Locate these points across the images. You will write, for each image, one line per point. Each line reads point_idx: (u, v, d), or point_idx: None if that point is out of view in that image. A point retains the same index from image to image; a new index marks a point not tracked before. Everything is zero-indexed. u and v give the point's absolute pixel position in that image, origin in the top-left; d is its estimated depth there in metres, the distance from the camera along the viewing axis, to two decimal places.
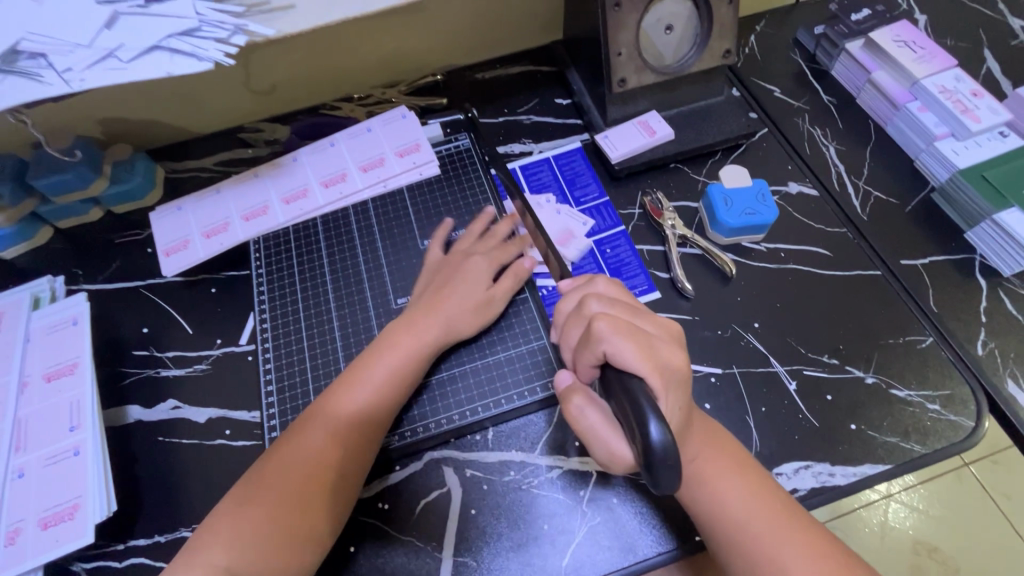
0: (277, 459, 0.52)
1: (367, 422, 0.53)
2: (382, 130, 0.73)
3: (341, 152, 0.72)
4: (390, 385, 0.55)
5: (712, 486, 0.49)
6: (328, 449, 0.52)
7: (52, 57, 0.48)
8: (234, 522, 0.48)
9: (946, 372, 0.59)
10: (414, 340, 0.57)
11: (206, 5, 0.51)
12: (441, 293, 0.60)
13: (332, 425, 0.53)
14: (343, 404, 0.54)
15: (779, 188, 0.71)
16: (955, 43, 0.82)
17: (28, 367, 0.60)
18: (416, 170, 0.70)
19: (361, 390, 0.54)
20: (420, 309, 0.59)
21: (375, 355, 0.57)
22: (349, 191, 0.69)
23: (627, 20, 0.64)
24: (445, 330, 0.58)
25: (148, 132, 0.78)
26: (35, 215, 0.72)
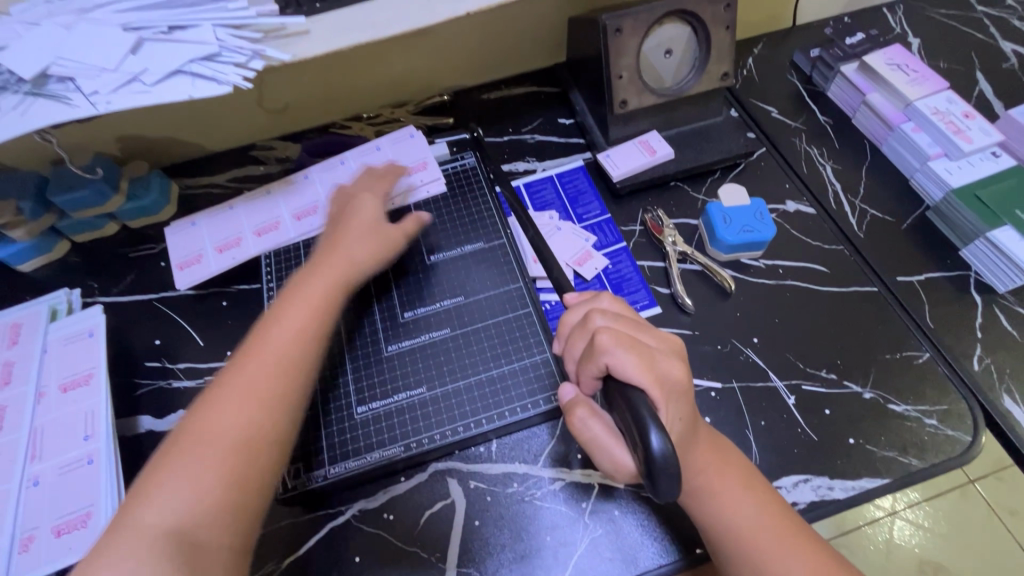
0: (207, 411, 0.48)
1: (295, 358, 0.52)
2: (391, 149, 0.75)
3: (351, 170, 0.74)
4: (312, 319, 0.54)
5: (716, 499, 0.49)
6: (258, 388, 0.49)
7: (81, 80, 0.51)
8: (174, 482, 0.44)
9: (944, 387, 0.60)
10: (321, 271, 0.58)
11: (227, 32, 0.54)
12: (350, 238, 0.61)
13: (258, 366, 0.50)
14: (267, 345, 0.52)
15: (777, 206, 0.73)
16: (948, 66, 0.85)
17: (44, 377, 0.61)
18: (423, 187, 0.72)
19: (282, 327, 0.53)
20: (329, 252, 0.60)
21: (290, 296, 0.56)
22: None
23: (627, 45, 0.67)
24: (352, 263, 0.59)
25: (164, 150, 0.81)
26: (54, 230, 0.74)
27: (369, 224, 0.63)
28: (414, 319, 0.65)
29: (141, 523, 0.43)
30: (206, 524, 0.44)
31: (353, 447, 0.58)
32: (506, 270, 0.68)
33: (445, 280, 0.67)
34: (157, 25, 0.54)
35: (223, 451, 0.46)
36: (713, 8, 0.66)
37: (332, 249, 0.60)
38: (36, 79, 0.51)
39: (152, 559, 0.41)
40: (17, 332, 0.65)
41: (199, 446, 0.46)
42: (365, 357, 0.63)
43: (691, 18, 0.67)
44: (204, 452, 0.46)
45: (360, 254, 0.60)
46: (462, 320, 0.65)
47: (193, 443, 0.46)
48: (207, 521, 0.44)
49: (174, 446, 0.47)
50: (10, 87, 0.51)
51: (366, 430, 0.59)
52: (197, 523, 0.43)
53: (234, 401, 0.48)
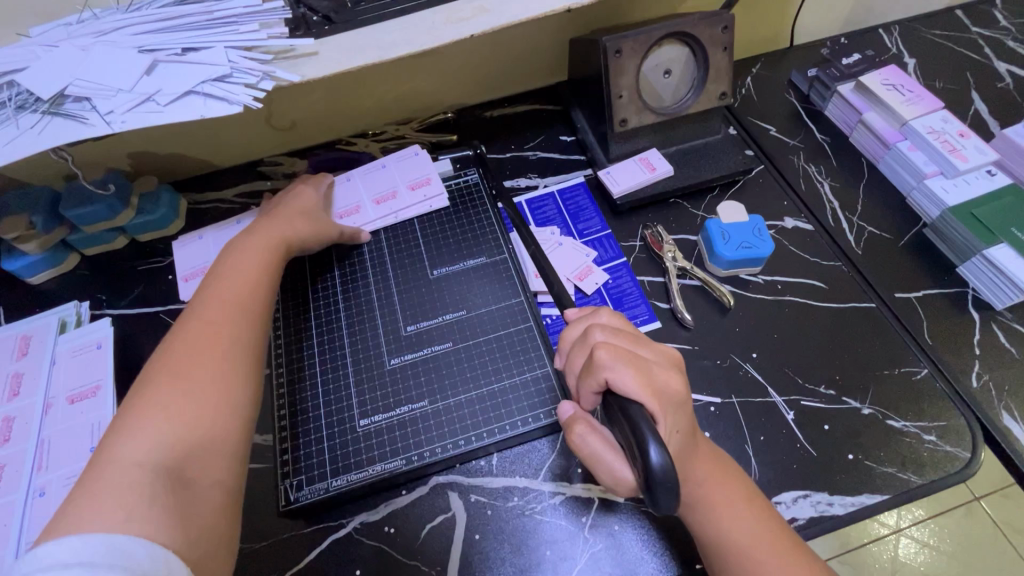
0: (169, 359, 0.48)
1: (248, 304, 0.54)
2: (396, 166, 0.77)
3: (356, 186, 0.75)
4: (260, 275, 0.58)
5: (716, 512, 0.49)
6: (222, 332, 0.51)
7: (97, 101, 0.53)
8: (151, 423, 0.44)
9: (942, 404, 0.60)
10: (264, 240, 0.61)
11: (238, 54, 0.56)
12: (286, 214, 0.65)
13: (215, 314, 0.52)
14: (220, 298, 0.54)
15: (775, 223, 0.74)
16: (944, 85, 0.86)
17: (52, 389, 0.63)
18: (425, 202, 0.74)
19: (232, 282, 0.56)
20: (265, 224, 0.63)
21: (233, 260, 0.59)
22: (363, 223, 0.73)
23: (626, 66, 0.68)
24: (292, 233, 0.64)
25: (174, 165, 0.83)
26: (65, 243, 0.75)
27: (303, 205, 0.68)
28: (417, 332, 0.66)
29: (122, 464, 0.41)
30: (194, 457, 0.44)
31: (355, 459, 0.59)
32: (507, 285, 0.69)
33: (448, 293, 0.68)
34: (171, 47, 0.55)
35: (197, 388, 0.47)
36: (711, 31, 0.68)
37: (273, 221, 0.64)
38: (54, 99, 0.53)
39: (146, 494, 0.40)
40: (26, 344, 0.66)
41: (173, 388, 0.46)
42: (368, 369, 0.64)
43: (689, 39, 0.69)
44: (179, 391, 0.46)
45: (298, 228, 0.65)
46: (463, 333, 0.65)
47: (162, 387, 0.46)
48: (194, 456, 0.44)
49: (136, 397, 0.45)
50: (29, 106, 0.53)
51: (368, 442, 0.59)
52: (185, 456, 0.43)
53: (199, 346, 0.49)
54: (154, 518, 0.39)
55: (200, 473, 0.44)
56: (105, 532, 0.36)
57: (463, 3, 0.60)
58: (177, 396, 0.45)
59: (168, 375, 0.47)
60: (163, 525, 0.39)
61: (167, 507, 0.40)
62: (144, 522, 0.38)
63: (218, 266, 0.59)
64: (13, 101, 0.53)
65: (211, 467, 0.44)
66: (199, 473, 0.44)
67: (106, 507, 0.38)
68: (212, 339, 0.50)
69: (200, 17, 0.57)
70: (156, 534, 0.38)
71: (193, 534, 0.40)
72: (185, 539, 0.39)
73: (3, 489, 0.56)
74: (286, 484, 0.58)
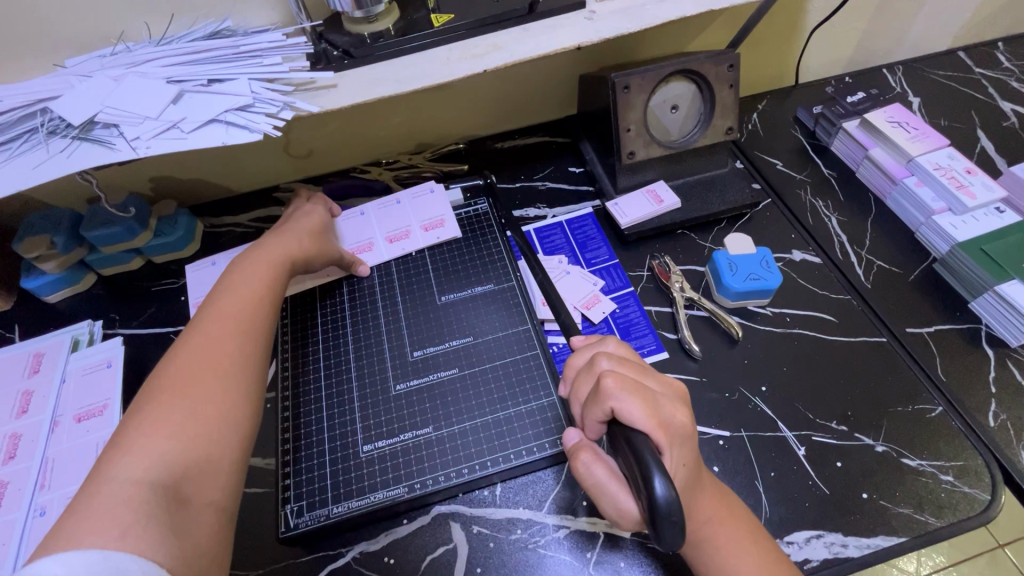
0: (168, 378, 0.48)
1: (251, 328, 0.54)
2: (410, 204, 0.78)
3: (370, 221, 0.77)
4: (264, 295, 0.58)
5: (723, 553, 0.48)
6: (223, 355, 0.51)
7: (124, 127, 0.55)
8: (148, 444, 0.43)
9: (958, 443, 0.59)
10: (269, 261, 0.61)
11: (261, 86, 0.59)
12: (291, 235, 0.65)
13: (219, 335, 0.52)
14: (223, 320, 0.54)
15: (783, 255, 0.74)
16: (949, 124, 0.87)
17: (60, 407, 0.63)
18: (437, 240, 0.75)
19: (234, 302, 0.56)
20: (268, 242, 0.64)
21: (235, 280, 0.59)
22: (372, 260, 0.74)
23: (634, 101, 0.70)
24: (297, 258, 0.64)
25: (193, 190, 0.85)
26: (84, 263, 0.77)
27: (309, 224, 0.69)
28: (424, 358, 0.66)
29: (118, 482, 0.40)
30: (189, 481, 0.43)
31: (356, 486, 0.58)
32: (515, 313, 0.69)
33: (455, 319, 0.69)
34: (198, 78, 0.58)
35: (194, 411, 0.46)
36: (717, 69, 0.70)
37: (279, 240, 0.64)
38: (84, 125, 0.55)
39: (143, 511, 0.39)
40: (39, 362, 0.67)
41: (171, 408, 0.45)
42: (373, 394, 0.63)
43: (697, 77, 0.70)
44: (177, 413, 0.45)
45: (303, 251, 0.65)
46: (469, 360, 0.65)
47: (159, 408, 0.45)
48: (190, 479, 0.43)
49: (133, 414, 0.45)
50: (59, 131, 0.56)
51: (371, 469, 0.59)
52: (182, 476, 0.43)
53: (199, 368, 0.49)
54: (150, 535, 0.38)
55: (196, 492, 0.43)
56: (101, 549, 0.36)
57: (477, 40, 0.63)
58: (172, 419, 0.45)
59: (163, 396, 0.46)
60: (158, 542, 0.38)
61: (163, 525, 0.39)
62: (139, 539, 0.37)
63: (221, 283, 0.58)
64: (45, 126, 0.56)
65: (208, 487, 0.44)
66: (196, 493, 0.43)
67: (101, 522, 0.37)
68: (211, 362, 0.50)
69: (227, 51, 0.60)
70: (152, 553, 0.37)
71: (188, 555, 0.40)
72: (180, 560, 0.39)
73: (5, 507, 0.56)
74: (287, 509, 0.57)
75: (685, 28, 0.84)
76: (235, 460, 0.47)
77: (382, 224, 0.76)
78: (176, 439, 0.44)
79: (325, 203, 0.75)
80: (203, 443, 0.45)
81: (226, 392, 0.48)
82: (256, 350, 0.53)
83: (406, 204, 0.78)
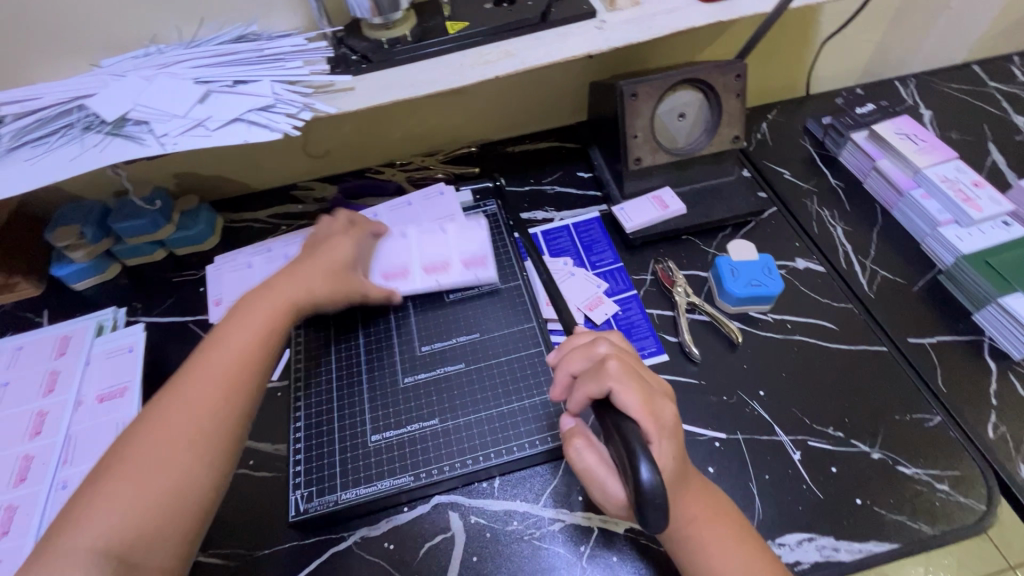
0: (146, 432, 0.49)
1: (237, 379, 0.53)
2: (456, 233, 0.76)
3: (410, 245, 0.75)
4: (260, 341, 0.56)
5: (711, 555, 0.48)
6: (200, 412, 0.50)
7: (154, 124, 0.58)
8: (106, 508, 0.45)
9: (956, 453, 0.59)
10: (274, 302, 0.59)
11: (282, 87, 0.62)
12: (306, 270, 0.63)
13: (202, 388, 0.51)
14: (214, 368, 0.53)
15: (786, 263, 0.75)
16: (960, 136, 0.87)
17: (84, 388, 0.66)
18: (475, 279, 0.72)
19: (228, 348, 0.55)
20: (283, 278, 0.62)
21: (239, 318, 0.58)
22: (404, 288, 0.71)
23: (642, 109, 0.72)
24: (307, 296, 0.62)
25: (215, 187, 0.89)
26: (110, 253, 0.81)
27: (330, 260, 0.66)
28: (431, 354, 0.68)
29: (71, 547, 0.42)
30: (138, 549, 0.44)
31: (364, 474, 0.60)
32: (521, 311, 0.71)
33: (462, 316, 0.71)
34: (223, 79, 0.61)
35: (156, 476, 0.47)
36: (724, 78, 0.71)
37: (292, 277, 0.62)
38: (116, 121, 0.58)
39: None
40: (65, 344, 0.70)
41: (136, 469, 0.47)
42: (383, 386, 0.66)
43: (704, 86, 0.72)
44: (138, 478, 0.46)
45: (314, 288, 0.62)
46: (476, 356, 0.67)
47: (128, 467, 0.47)
48: (141, 546, 0.44)
49: (109, 467, 0.47)
50: (94, 127, 0.59)
51: (379, 457, 0.61)
52: (131, 544, 0.44)
53: (175, 429, 0.49)
54: None
55: (144, 561, 0.44)
56: None
57: (489, 48, 0.66)
58: (133, 484, 0.46)
59: (135, 454, 0.47)
60: None
61: None
62: None
63: (227, 320, 0.58)
64: (81, 122, 0.60)
65: (157, 557, 0.45)
66: (147, 559, 0.44)
67: None
68: (187, 420, 0.50)
69: (252, 54, 0.64)
70: None
71: None
72: None
73: (29, 480, 0.59)
74: (297, 494, 0.59)
75: (696, 38, 0.86)
76: (192, 528, 0.47)
77: (420, 251, 0.74)
78: (132, 506, 0.45)
79: (365, 224, 0.73)
80: (160, 511, 0.46)
81: (194, 456, 0.49)
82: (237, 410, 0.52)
83: (454, 233, 0.76)
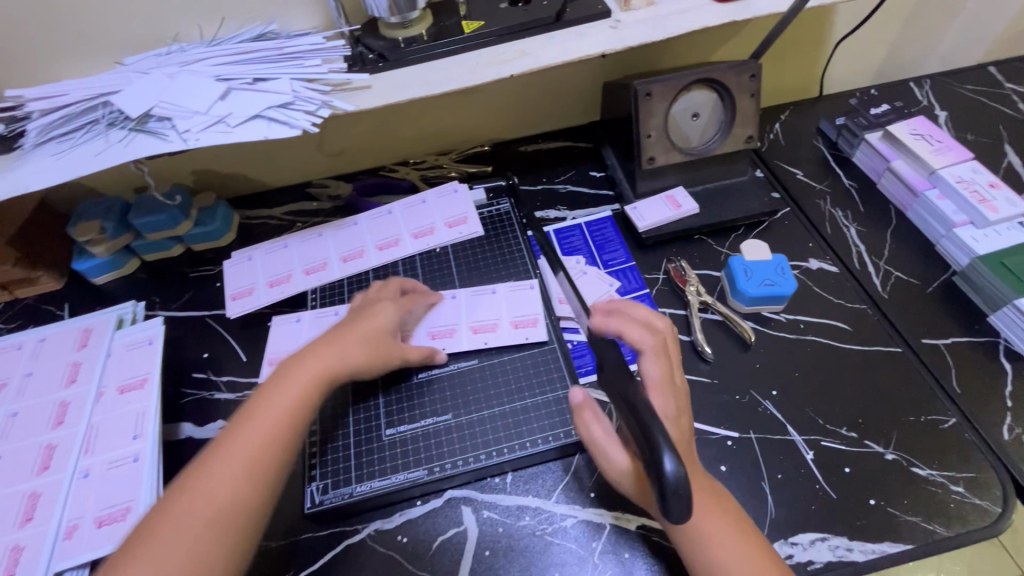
0: (167, 514, 0.46)
1: (260, 465, 0.49)
2: (506, 295, 0.71)
3: (460, 307, 0.71)
4: (290, 420, 0.52)
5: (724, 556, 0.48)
6: (219, 500, 0.47)
7: (176, 121, 0.59)
8: None
9: (971, 455, 0.59)
10: (309, 375, 0.54)
11: (301, 85, 0.62)
12: (346, 338, 0.58)
13: (224, 472, 0.48)
14: (238, 448, 0.49)
15: (799, 264, 0.75)
16: (976, 138, 0.87)
17: (105, 379, 0.67)
18: (524, 339, 0.67)
19: (257, 428, 0.50)
20: (322, 344, 0.57)
21: (273, 389, 0.53)
22: (450, 348, 0.67)
23: (656, 108, 0.72)
24: (345, 367, 0.56)
25: (231, 184, 0.90)
26: (129, 248, 0.82)
27: (373, 328, 0.60)
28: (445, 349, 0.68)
29: None
30: None
31: (379, 467, 0.60)
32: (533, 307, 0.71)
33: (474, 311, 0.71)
34: (244, 77, 0.62)
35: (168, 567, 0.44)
36: (738, 78, 0.71)
37: (331, 344, 0.57)
38: (140, 118, 0.60)
39: None
40: (87, 337, 0.71)
41: (151, 557, 0.44)
42: (397, 381, 0.66)
43: (718, 86, 0.72)
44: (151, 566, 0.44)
45: (352, 359, 0.57)
46: (489, 351, 0.68)
47: (144, 551, 0.44)
48: None
49: (130, 544, 0.45)
50: (118, 124, 0.61)
51: (393, 451, 0.61)
52: None
53: (194, 518, 0.46)
54: None
55: None
56: None
57: (505, 47, 0.66)
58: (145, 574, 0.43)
59: (153, 539, 0.45)
60: None
61: None
62: None
63: (258, 394, 0.53)
64: (105, 118, 0.61)
65: None
66: None
67: None
68: (206, 506, 0.46)
69: (271, 52, 0.65)
70: None
71: None
72: None
73: (51, 468, 0.61)
74: (312, 486, 0.60)
75: (709, 38, 0.86)
76: None
77: (471, 314, 0.70)
78: None
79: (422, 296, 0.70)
80: None
81: (209, 550, 0.45)
82: (253, 505, 0.48)
83: (510, 298, 0.71)
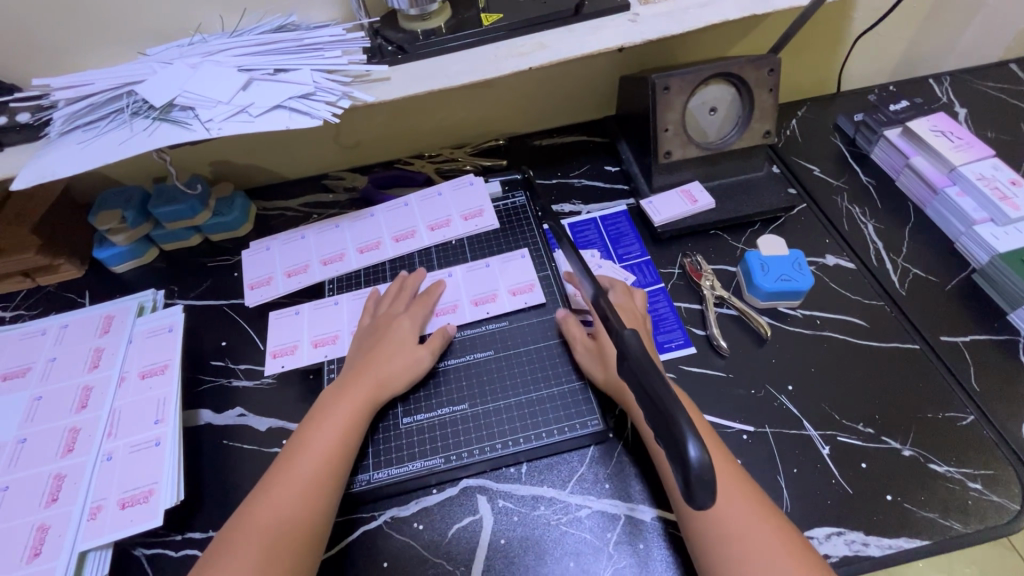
0: (233, 541, 0.50)
1: (313, 489, 0.53)
2: (500, 268, 0.74)
3: (458, 284, 0.73)
4: (337, 446, 0.56)
5: (738, 553, 0.47)
6: (280, 522, 0.51)
7: (199, 110, 0.60)
8: None
9: (989, 452, 0.58)
10: (350, 402, 0.59)
11: (322, 76, 0.63)
12: (378, 360, 0.63)
13: (283, 497, 0.52)
14: (292, 475, 0.53)
15: (816, 259, 0.74)
16: (996, 135, 0.86)
17: (127, 365, 0.68)
18: (524, 305, 0.70)
19: (308, 454, 0.55)
20: (358, 371, 0.62)
21: (319, 420, 0.58)
22: (456, 322, 0.70)
23: (674, 101, 0.72)
24: (381, 390, 0.61)
25: (249, 175, 0.91)
26: (148, 238, 0.83)
27: (400, 345, 0.64)
28: (461, 340, 0.69)
29: None
30: None
31: (396, 455, 0.61)
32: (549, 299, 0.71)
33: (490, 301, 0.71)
34: (265, 67, 0.63)
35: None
36: (757, 73, 0.71)
37: (365, 369, 0.62)
38: (164, 107, 0.60)
39: None
40: (109, 323, 0.73)
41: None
42: None
43: (736, 80, 0.72)
44: None
45: (386, 381, 0.61)
46: (505, 343, 0.68)
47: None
48: None
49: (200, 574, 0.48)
50: (142, 113, 0.61)
51: (410, 439, 0.62)
52: None
53: (257, 542, 0.49)
54: None
55: None
56: None
57: (523, 39, 0.66)
58: None
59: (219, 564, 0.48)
60: None
61: None
62: None
63: (305, 427, 0.58)
64: (130, 107, 0.62)
65: None
66: None
67: None
68: (267, 529, 0.50)
69: (291, 43, 0.65)
70: None
71: None
72: None
73: (75, 450, 0.62)
74: None
75: (727, 33, 0.86)
76: None
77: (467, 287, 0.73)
78: None
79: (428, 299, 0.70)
80: None
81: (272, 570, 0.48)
82: (312, 522, 0.52)
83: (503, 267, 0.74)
